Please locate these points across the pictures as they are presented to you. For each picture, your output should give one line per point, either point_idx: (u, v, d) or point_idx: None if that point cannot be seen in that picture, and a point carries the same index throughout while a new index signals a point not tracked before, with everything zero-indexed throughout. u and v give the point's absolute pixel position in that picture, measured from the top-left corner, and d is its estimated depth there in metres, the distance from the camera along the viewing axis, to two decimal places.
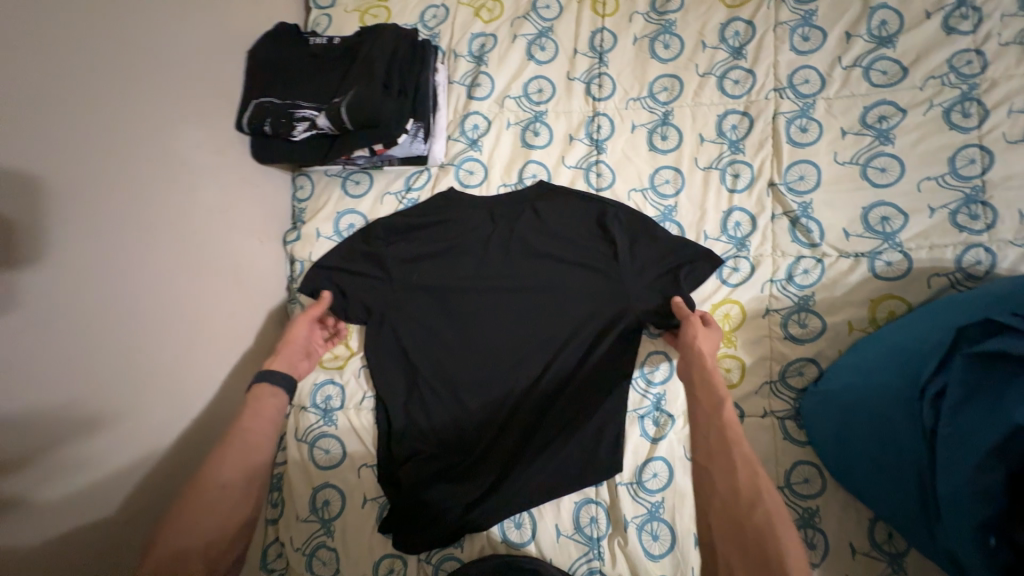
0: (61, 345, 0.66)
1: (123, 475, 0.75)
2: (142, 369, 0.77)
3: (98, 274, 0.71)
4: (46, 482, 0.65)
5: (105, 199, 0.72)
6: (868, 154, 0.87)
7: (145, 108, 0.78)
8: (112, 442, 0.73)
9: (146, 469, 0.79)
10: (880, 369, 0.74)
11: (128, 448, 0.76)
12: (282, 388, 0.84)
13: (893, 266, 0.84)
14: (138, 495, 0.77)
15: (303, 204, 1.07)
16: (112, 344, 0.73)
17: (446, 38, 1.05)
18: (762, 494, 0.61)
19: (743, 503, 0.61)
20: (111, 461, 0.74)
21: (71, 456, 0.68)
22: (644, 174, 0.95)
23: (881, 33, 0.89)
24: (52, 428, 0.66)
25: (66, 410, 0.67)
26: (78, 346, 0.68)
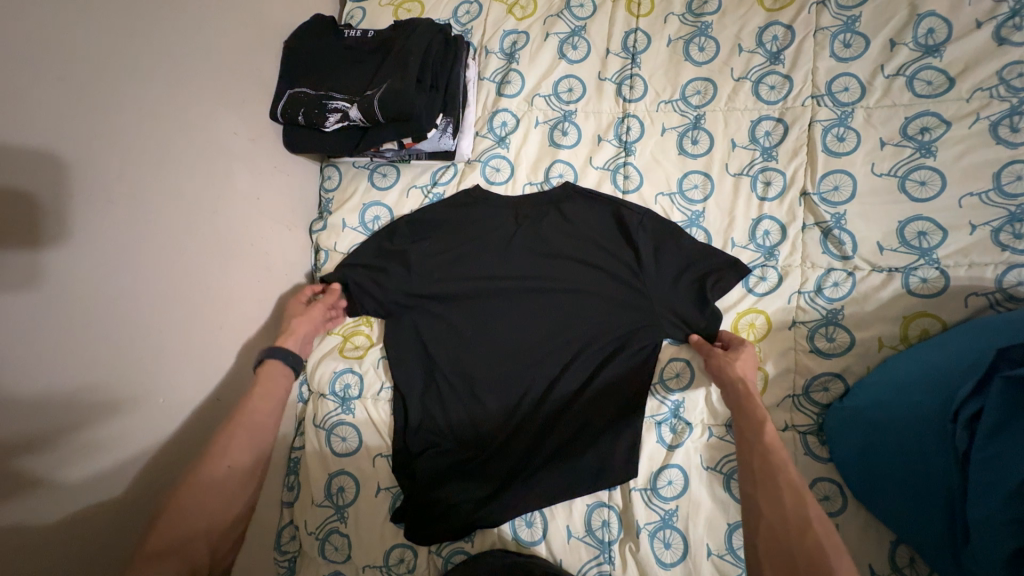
0: (98, 322, 0.69)
1: (147, 451, 0.77)
2: (172, 350, 0.80)
3: (135, 255, 0.73)
4: (78, 451, 0.68)
5: (142, 183, 0.74)
6: (907, 166, 0.85)
7: (182, 95, 0.80)
8: (140, 417, 0.76)
9: (172, 445, 0.81)
10: (912, 389, 0.72)
11: (153, 425, 0.78)
12: (289, 367, 0.84)
13: (928, 283, 0.82)
14: (165, 470, 0.80)
15: (330, 194, 1.09)
16: (145, 324, 0.75)
17: (478, 35, 1.06)
18: (813, 526, 0.61)
19: (794, 535, 0.62)
20: (140, 436, 0.76)
21: (101, 429, 0.71)
22: (672, 178, 0.94)
23: (927, 41, 0.86)
24: (82, 401, 0.68)
25: (95, 385, 0.69)
26: (114, 324, 0.71)
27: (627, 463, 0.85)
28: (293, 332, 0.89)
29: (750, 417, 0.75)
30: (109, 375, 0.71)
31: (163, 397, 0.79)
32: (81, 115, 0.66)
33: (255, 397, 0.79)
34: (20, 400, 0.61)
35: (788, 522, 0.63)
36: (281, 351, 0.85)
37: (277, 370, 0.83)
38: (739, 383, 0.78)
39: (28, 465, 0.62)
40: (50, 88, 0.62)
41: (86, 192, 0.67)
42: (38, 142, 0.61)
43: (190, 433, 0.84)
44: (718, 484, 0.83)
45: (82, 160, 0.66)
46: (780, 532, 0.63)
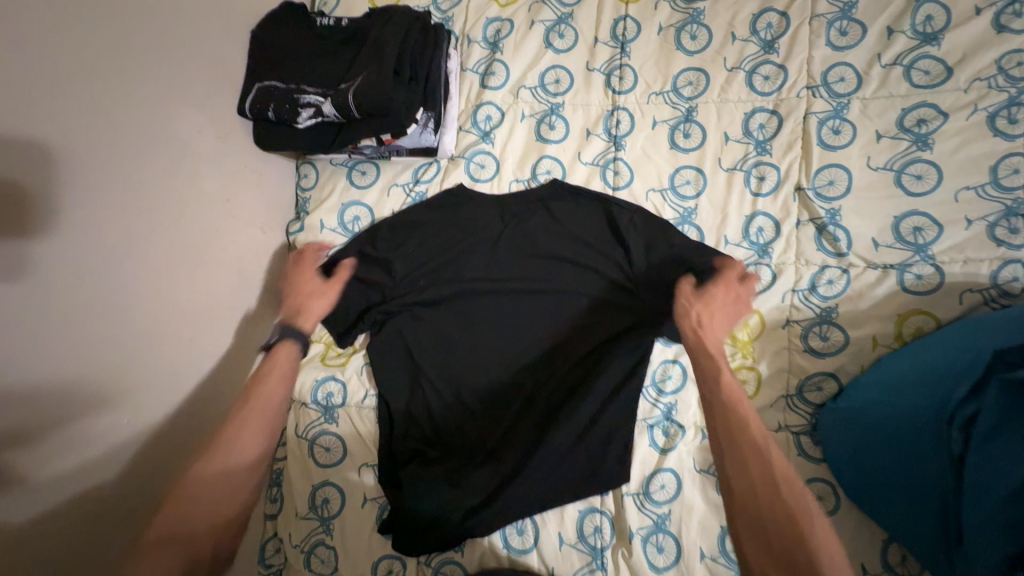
0: (53, 342, 0.64)
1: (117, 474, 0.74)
2: (140, 365, 0.75)
3: (93, 268, 0.68)
4: (38, 482, 0.64)
5: (95, 188, 0.68)
6: (903, 160, 0.82)
7: (139, 90, 0.74)
8: (106, 436, 0.72)
9: (144, 466, 0.77)
10: (904, 389, 0.71)
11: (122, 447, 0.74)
12: (294, 346, 0.77)
13: (923, 279, 0.80)
14: (137, 491, 0.76)
15: (307, 193, 1.03)
16: (107, 340, 0.70)
17: (460, 22, 1.00)
18: (782, 488, 0.56)
19: (771, 502, 0.56)
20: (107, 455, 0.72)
21: (64, 455, 0.67)
22: (663, 174, 0.90)
23: (925, 29, 0.83)
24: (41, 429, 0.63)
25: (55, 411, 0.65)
26: (73, 341, 0.66)
27: (618, 466, 0.83)
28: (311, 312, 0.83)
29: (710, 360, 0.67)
30: (68, 395, 0.66)
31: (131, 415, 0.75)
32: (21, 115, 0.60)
33: (249, 403, 0.70)
34: None
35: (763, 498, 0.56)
36: (296, 330, 0.79)
37: (285, 352, 0.76)
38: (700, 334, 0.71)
39: None
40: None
41: (31, 201, 0.61)
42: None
43: (163, 452, 0.80)
44: (711, 487, 0.82)
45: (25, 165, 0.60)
46: (756, 497, 0.57)
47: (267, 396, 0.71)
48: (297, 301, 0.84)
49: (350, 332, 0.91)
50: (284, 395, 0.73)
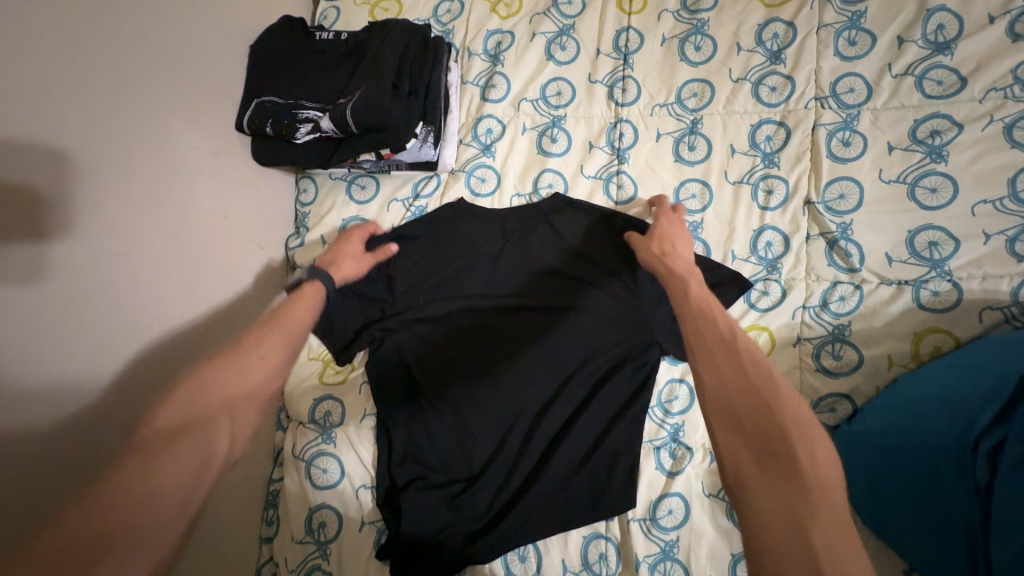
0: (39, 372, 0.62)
1: None
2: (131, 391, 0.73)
3: (83, 293, 0.66)
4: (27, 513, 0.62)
5: (86, 211, 0.67)
6: (917, 172, 0.80)
7: (130, 109, 0.73)
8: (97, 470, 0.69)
9: None
10: (924, 413, 0.68)
11: None
12: (324, 281, 0.72)
13: (940, 296, 0.77)
14: None
15: (306, 209, 1.02)
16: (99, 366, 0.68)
17: (460, 35, 0.99)
18: (749, 370, 0.50)
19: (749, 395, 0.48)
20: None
21: None
22: (668, 187, 0.88)
23: (937, 38, 0.80)
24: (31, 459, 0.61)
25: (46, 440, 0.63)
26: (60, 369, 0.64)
27: (623, 490, 0.80)
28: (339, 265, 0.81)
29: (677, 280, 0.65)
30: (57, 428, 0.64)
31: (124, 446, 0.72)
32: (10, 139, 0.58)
33: (276, 318, 0.63)
34: None
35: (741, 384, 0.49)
36: (328, 272, 0.73)
37: (314, 289, 0.71)
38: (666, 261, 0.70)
39: None
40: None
41: (23, 224, 0.59)
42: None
43: None
44: (721, 513, 0.79)
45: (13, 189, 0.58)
46: (727, 391, 0.49)
47: (298, 312, 0.65)
48: (333, 256, 0.83)
49: (350, 346, 0.87)
50: (308, 321, 0.65)
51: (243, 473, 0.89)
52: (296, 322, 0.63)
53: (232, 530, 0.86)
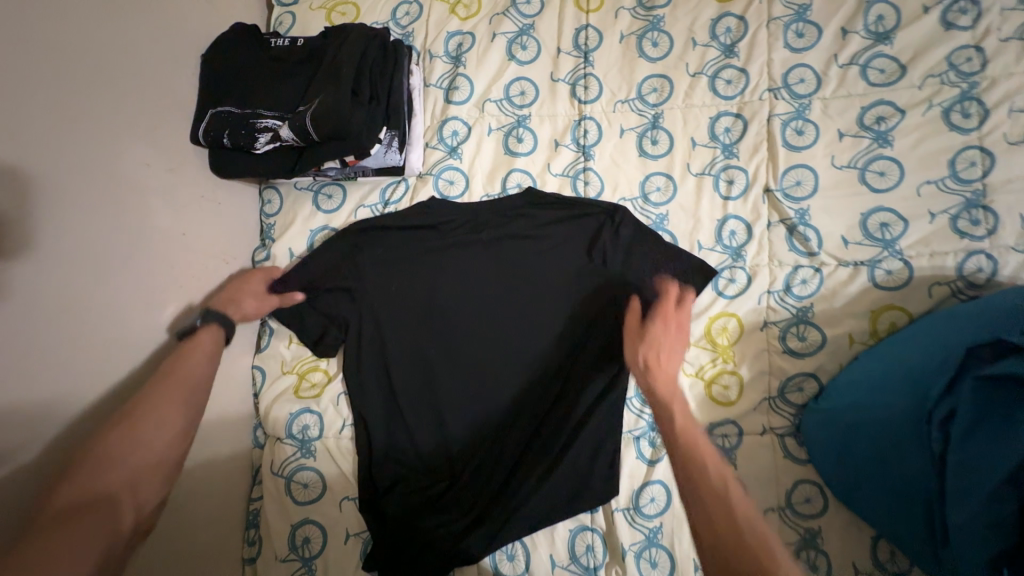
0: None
1: None
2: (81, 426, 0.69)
3: (22, 325, 0.62)
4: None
5: (25, 239, 0.63)
6: (866, 157, 0.84)
7: (75, 128, 0.70)
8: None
9: None
10: (881, 387, 0.71)
11: None
12: (219, 324, 0.79)
13: (893, 275, 0.81)
14: None
15: (272, 220, 0.98)
16: (44, 403, 0.65)
17: (421, 37, 0.98)
18: (733, 513, 0.52)
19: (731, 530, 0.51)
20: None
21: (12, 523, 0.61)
22: (634, 181, 0.90)
23: (878, 29, 0.85)
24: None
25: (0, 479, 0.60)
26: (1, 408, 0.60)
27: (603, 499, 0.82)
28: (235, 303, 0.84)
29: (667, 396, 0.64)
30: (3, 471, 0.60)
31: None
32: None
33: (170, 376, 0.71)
34: None
35: (725, 527, 0.51)
36: (223, 316, 0.79)
37: (210, 334, 0.77)
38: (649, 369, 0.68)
39: None
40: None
41: None
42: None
43: None
44: None
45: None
46: (711, 537, 0.51)
47: (195, 368, 0.73)
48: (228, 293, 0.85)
49: (325, 341, 0.89)
50: (202, 375, 0.73)
51: (220, 496, 0.86)
52: (192, 381, 0.72)
53: (211, 556, 0.83)
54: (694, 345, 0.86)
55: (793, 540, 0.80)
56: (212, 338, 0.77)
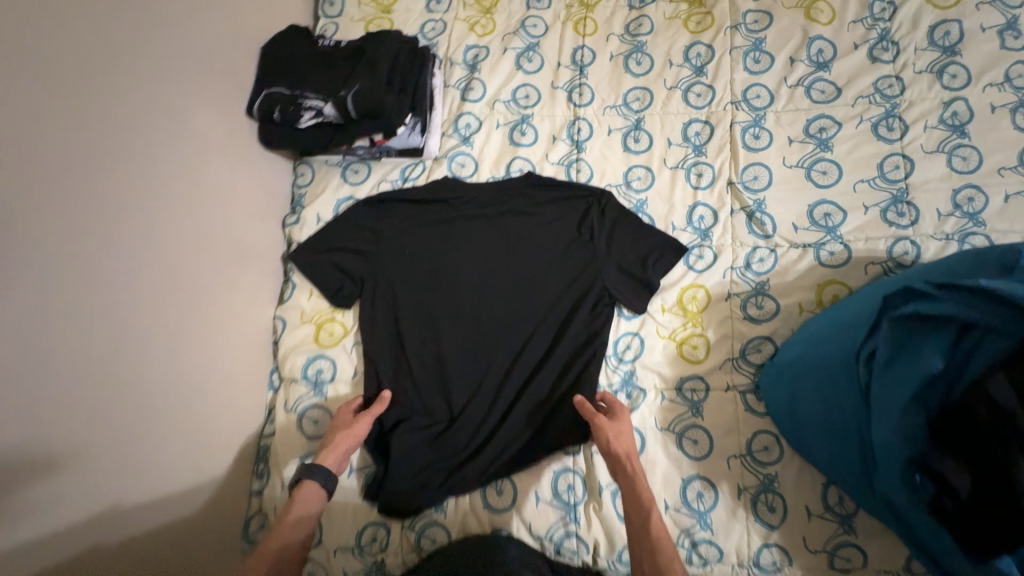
0: (55, 307, 0.66)
1: (124, 432, 0.75)
2: (140, 338, 0.77)
3: (99, 235, 0.72)
4: (54, 432, 0.66)
5: (112, 167, 0.74)
6: (811, 158, 1.00)
7: (158, 84, 0.83)
8: (100, 418, 0.71)
9: (153, 428, 0.79)
10: (823, 340, 0.83)
11: (130, 403, 0.75)
12: (323, 485, 0.82)
13: (835, 255, 0.96)
14: (146, 453, 0.78)
15: (303, 189, 1.10)
16: (112, 309, 0.74)
17: (443, 48, 1.16)
18: None
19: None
20: (103, 430, 0.72)
21: (70, 409, 0.68)
22: (619, 171, 1.05)
23: (819, 59, 1.04)
24: (55, 376, 0.66)
25: (71, 362, 0.68)
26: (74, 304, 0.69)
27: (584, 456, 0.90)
28: (333, 447, 0.86)
29: (630, 495, 0.79)
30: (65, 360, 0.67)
31: (135, 398, 0.76)
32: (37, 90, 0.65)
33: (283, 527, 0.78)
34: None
35: None
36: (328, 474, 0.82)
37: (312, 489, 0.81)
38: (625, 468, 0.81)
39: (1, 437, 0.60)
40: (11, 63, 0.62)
41: (66, 164, 0.68)
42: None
43: (168, 413, 0.81)
44: (672, 443, 0.92)
45: (41, 133, 0.65)
46: None
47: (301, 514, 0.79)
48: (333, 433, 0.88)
49: (342, 294, 1.00)
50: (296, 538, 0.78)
51: (234, 428, 0.94)
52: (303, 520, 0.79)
53: (220, 480, 0.90)
54: (667, 310, 0.98)
55: (754, 484, 0.89)
56: (315, 499, 0.81)
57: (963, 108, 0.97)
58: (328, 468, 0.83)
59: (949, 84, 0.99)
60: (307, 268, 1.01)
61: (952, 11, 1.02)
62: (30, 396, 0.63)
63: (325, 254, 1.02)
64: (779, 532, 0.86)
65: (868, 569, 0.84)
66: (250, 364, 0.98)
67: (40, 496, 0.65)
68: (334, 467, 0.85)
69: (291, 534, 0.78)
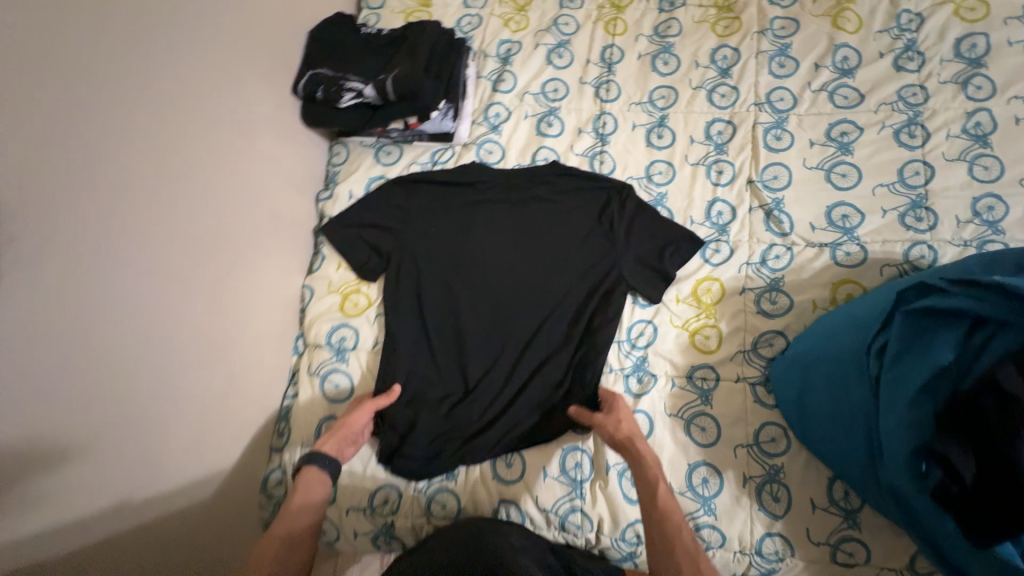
0: (116, 252, 0.72)
1: (166, 376, 0.79)
2: (185, 290, 0.83)
3: (159, 191, 0.78)
4: (111, 366, 0.71)
5: (173, 129, 0.80)
6: (831, 161, 1.02)
7: (217, 58, 0.89)
8: (148, 360, 0.77)
9: (190, 375, 0.84)
10: (833, 334, 0.84)
11: (173, 349, 0.81)
12: (329, 473, 0.83)
13: (851, 255, 0.97)
14: (183, 398, 0.83)
15: (337, 168, 1.16)
16: (165, 260, 0.79)
17: (478, 41, 1.21)
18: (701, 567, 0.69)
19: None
20: (149, 371, 0.77)
21: (123, 348, 0.73)
22: (641, 165, 1.09)
23: (843, 66, 1.07)
24: (113, 315, 0.72)
25: (127, 304, 0.74)
26: (134, 249, 0.75)
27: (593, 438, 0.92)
28: (331, 435, 0.88)
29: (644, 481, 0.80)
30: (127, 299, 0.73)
31: (177, 346, 0.81)
32: (121, 52, 0.72)
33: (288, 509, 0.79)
34: (64, 303, 0.65)
35: None
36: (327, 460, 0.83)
37: (314, 475, 0.82)
38: (631, 443, 0.83)
39: (63, 364, 0.65)
40: (100, 26, 0.69)
41: (135, 122, 0.74)
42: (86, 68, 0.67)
43: (203, 363, 0.86)
44: (680, 429, 0.93)
45: (117, 92, 0.72)
46: None
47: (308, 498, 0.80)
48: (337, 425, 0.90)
49: (369, 267, 1.05)
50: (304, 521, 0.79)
51: (260, 386, 0.99)
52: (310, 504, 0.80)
53: (244, 433, 0.95)
54: (682, 301, 1.01)
55: (760, 474, 0.90)
56: (324, 490, 0.82)
57: (987, 119, 0.99)
58: (326, 455, 0.84)
59: (974, 94, 1.00)
60: (337, 241, 1.06)
61: (979, 24, 1.04)
62: (90, 331, 0.68)
63: (355, 228, 1.06)
64: (782, 522, 0.87)
65: (869, 564, 0.84)
66: (278, 327, 1.03)
67: (97, 425, 0.70)
68: (337, 455, 0.86)
69: (295, 519, 0.78)
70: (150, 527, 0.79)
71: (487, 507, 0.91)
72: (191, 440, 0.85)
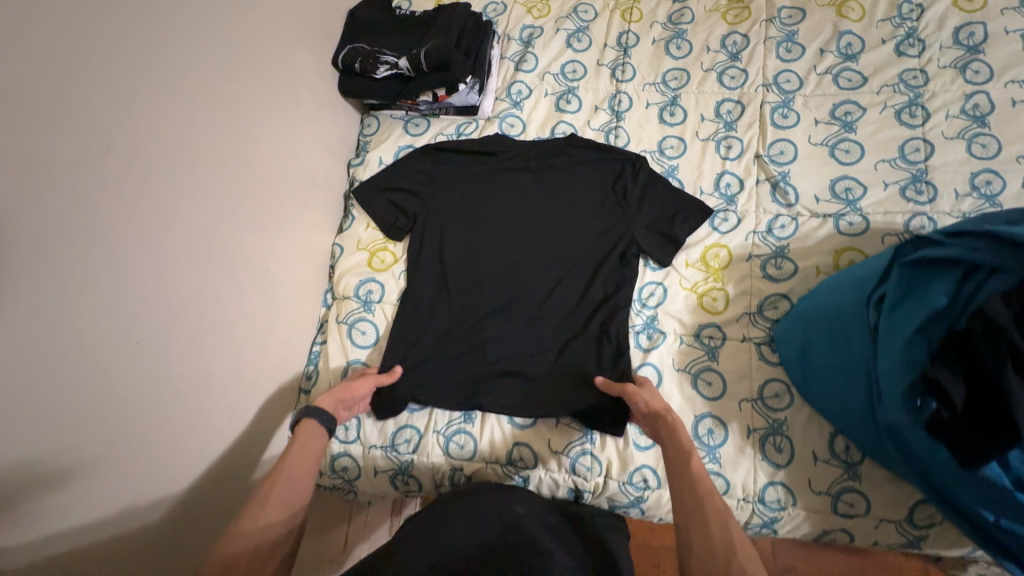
0: (179, 188, 0.80)
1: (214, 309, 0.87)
2: (234, 232, 0.90)
3: (216, 140, 0.87)
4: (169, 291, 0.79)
5: (229, 87, 0.89)
6: (835, 138, 1.08)
7: (268, 30, 0.99)
8: (199, 292, 0.84)
9: (232, 311, 0.91)
10: (837, 291, 0.88)
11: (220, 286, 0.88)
12: (325, 425, 0.84)
13: (853, 225, 1.02)
14: (225, 332, 0.90)
15: (368, 138, 1.25)
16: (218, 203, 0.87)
17: (502, 25, 1.30)
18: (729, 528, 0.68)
19: (719, 558, 0.65)
20: (200, 302, 0.84)
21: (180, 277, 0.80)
22: (654, 139, 1.15)
23: (847, 51, 1.13)
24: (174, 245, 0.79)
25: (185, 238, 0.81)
26: (195, 188, 0.82)
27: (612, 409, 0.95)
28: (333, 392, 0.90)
29: (678, 442, 0.80)
30: (186, 227, 0.81)
31: (224, 283, 0.89)
32: (194, 11, 0.82)
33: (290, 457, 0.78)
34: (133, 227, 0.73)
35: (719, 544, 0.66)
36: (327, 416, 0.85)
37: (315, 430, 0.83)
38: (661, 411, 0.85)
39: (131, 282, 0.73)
40: None
41: (200, 77, 0.83)
42: (166, 21, 0.77)
43: (244, 303, 0.94)
44: (687, 383, 0.98)
45: (185, 49, 0.81)
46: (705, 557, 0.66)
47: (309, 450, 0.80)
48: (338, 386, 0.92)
49: (396, 227, 1.12)
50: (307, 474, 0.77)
51: (291, 331, 1.06)
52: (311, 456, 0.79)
53: (276, 373, 1.02)
54: (691, 265, 1.06)
55: (764, 426, 0.94)
56: (322, 445, 0.83)
57: (984, 101, 1.04)
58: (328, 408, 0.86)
59: (972, 78, 1.06)
60: (366, 203, 1.13)
61: (977, 14, 1.10)
62: (154, 256, 0.76)
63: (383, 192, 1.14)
64: (785, 472, 0.91)
65: (869, 515, 0.87)
66: (310, 280, 1.11)
67: (157, 341, 0.77)
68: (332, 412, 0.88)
69: (299, 464, 0.77)
70: (193, 448, 0.85)
71: (503, 450, 0.96)
72: (231, 373, 0.91)
